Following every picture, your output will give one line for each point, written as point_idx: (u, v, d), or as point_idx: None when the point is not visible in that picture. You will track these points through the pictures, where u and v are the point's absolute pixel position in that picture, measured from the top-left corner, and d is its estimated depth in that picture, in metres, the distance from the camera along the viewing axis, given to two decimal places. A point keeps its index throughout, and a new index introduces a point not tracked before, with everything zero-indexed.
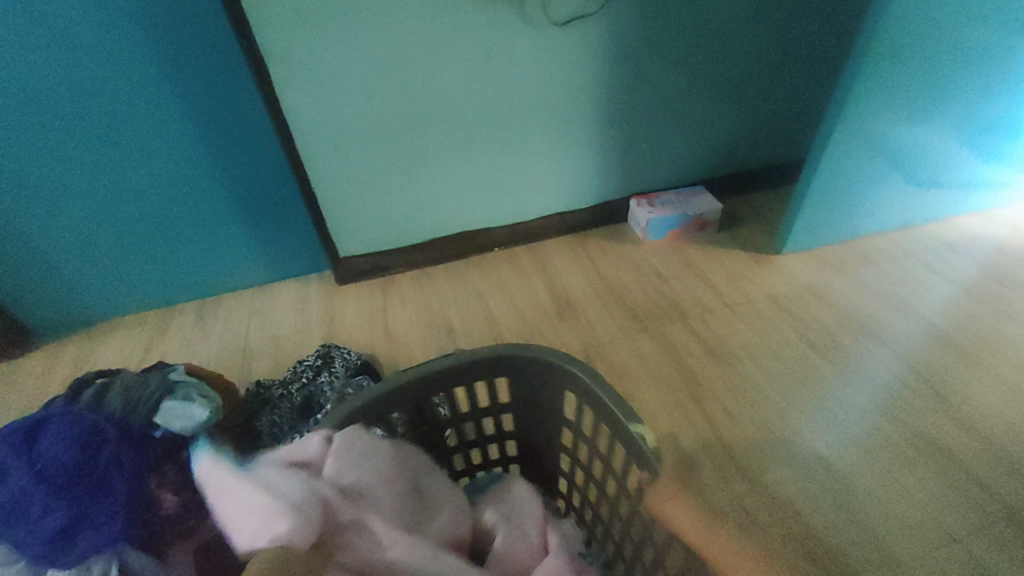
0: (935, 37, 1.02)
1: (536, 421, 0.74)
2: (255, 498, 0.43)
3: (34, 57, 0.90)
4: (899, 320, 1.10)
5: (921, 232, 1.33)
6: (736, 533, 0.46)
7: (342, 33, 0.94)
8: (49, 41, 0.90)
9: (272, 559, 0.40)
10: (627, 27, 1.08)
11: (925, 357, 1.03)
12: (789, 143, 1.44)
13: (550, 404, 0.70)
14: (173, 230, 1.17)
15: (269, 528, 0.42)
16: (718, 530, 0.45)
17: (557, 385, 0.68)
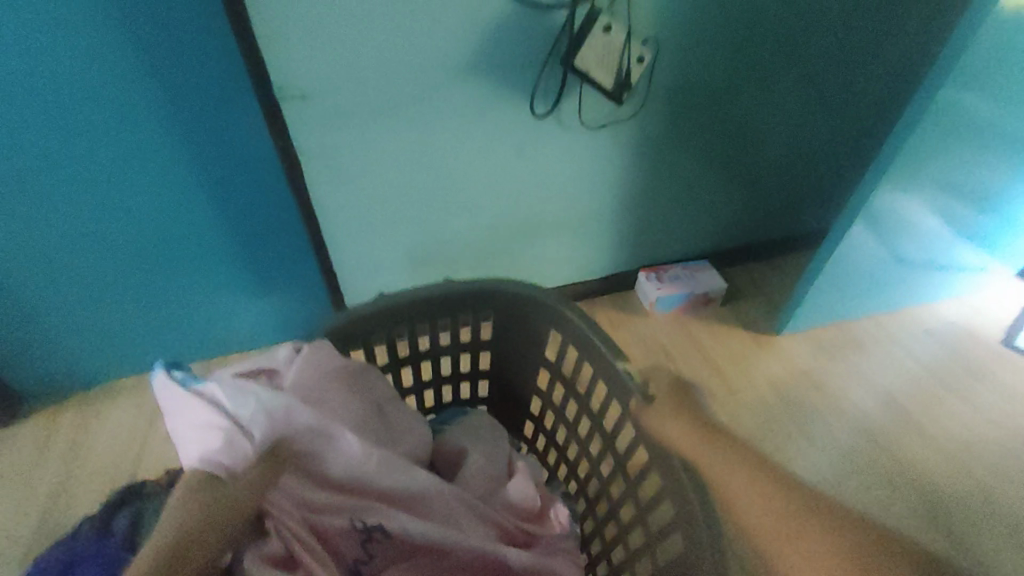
0: (949, 153, 1.07)
1: (518, 359, 0.89)
2: (214, 397, 0.55)
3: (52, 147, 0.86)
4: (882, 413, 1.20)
5: (907, 315, 1.42)
6: (718, 446, 0.59)
7: (377, 130, 0.92)
8: (69, 133, 0.86)
9: (210, 485, 0.51)
10: (655, 128, 1.09)
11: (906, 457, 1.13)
12: (791, 220, 1.50)
13: (530, 340, 0.85)
14: (184, 300, 1.14)
15: (212, 437, 0.53)
16: (702, 442, 0.60)
17: (547, 323, 0.82)
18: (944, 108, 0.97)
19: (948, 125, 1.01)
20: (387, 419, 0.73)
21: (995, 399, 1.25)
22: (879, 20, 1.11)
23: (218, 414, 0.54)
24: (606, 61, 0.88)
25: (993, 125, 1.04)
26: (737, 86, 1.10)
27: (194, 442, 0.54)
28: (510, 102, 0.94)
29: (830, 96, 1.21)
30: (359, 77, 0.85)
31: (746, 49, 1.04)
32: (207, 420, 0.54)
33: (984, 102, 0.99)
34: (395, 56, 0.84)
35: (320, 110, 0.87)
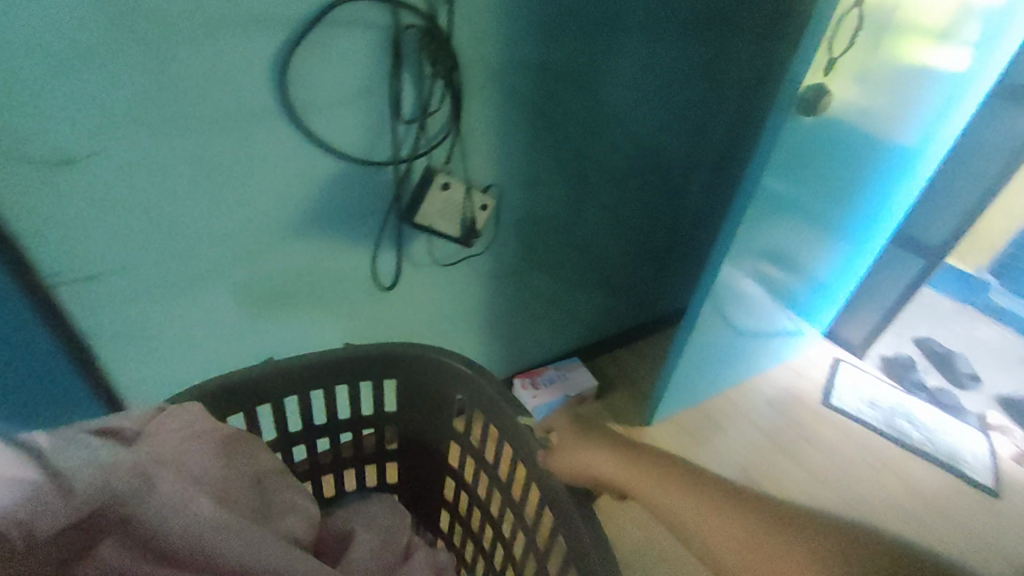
0: (763, 249, 1.21)
1: (422, 421, 0.84)
2: (11, 443, 0.53)
3: None
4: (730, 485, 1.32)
5: (748, 385, 1.60)
6: (638, 466, 0.63)
7: (194, 299, 0.81)
8: None
9: None
10: (509, 254, 1.12)
11: None
12: (645, 309, 1.62)
13: (432, 407, 0.81)
14: None
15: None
16: (619, 467, 0.63)
17: (449, 385, 0.78)
18: (755, 220, 1.09)
19: (760, 231, 1.15)
20: (264, 494, 0.66)
21: (817, 453, 1.44)
22: (690, 150, 1.27)
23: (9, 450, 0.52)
24: (449, 214, 0.88)
25: (789, 225, 1.21)
26: (578, 210, 1.19)
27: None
28: (352, 254, 0.90)
29: (660, 209, 1.35)
30: (164, 251, 0.75)
31: (579, 181, 1.13)
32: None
33: (783, 210, 1.15)
34: (208, 226, 0.76)
35: (117, 288, 0.74)
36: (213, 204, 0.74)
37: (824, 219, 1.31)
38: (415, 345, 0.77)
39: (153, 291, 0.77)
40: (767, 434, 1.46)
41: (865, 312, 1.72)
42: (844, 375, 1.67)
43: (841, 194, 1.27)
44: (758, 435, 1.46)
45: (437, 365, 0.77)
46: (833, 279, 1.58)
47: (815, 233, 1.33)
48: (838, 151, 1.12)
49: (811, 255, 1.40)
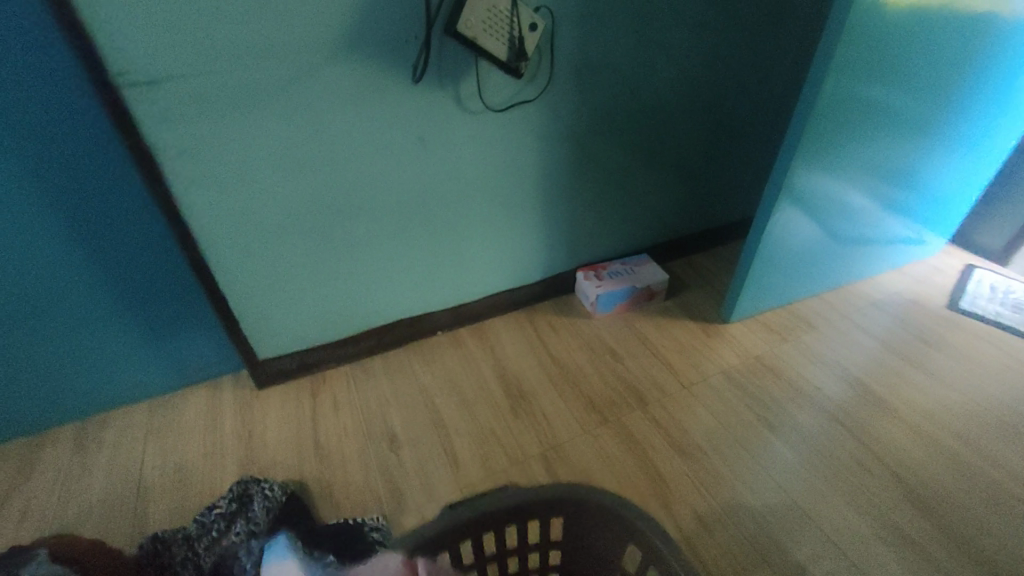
0: (868, 109, 1.03)
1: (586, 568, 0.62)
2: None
3: None
4: (826, 380, 1.13)
5: (851, 291, 1.39)
6: None
7: (247, 119, 0.80)
8: None
9: None
10: (566, 107, 1.03)
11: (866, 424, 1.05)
12: (725, 208, 1.45)
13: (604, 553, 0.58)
14: (39, 347, 0.95)
15: None
16: None
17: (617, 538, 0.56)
18: (852, 63, 0.92)
19: (862, 81, 0.97)
20: None
21: (940, 354, 1.19)
22: None
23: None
24: (494, 28, 0.81)
25: (904, 76, 1.00)
26: (645, 64, 1.06)
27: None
28: (397, 84, 0.86)
29: (742, 72, 1.19)
30: (218, 57, 0.73)
31: (648, 23, 1.00)
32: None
33: (896, 53, 0.95)
34: (250, 31, 0.73)
35: (177, 97, 0.74)
36: (255, 1, 0.71)
37: (954, 75, 1.07)
38: (572, 487, 0.55)
39: (203, 103, 0.76)
40: (872, 334, 1.25)
41: (1014, 207, 1.39)
42: (979, 280, 1.38)
43: (979, 37, 1.02)
44: (861, 336, 1.25)
45: (608, 515, 0.54)
46: (958, 179, 1.34)
47: (932, 112, 1.12)
48: None
49: (928, 140, 1.19)
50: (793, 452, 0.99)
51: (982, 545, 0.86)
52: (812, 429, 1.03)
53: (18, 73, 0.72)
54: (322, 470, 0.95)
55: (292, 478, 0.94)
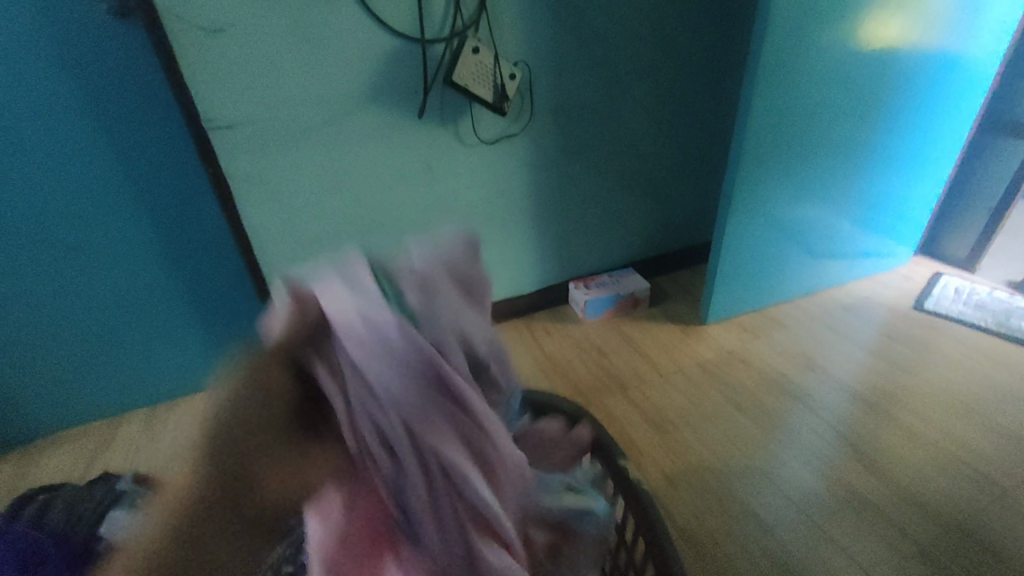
0: (798, 131, 1.24)
1: None
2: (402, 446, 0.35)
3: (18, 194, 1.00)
4: (816, 383, 1.21)
5: (823, 297, 1.53)
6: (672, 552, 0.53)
7: (296, 153, 1.06)
8: (39, 178, 0.99)
9: None
10: (548, 140, 1.27)
11: (842, 415, 1.13)
12: (703, 228, 1.63)
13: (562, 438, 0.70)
14: (126, 339, 1.19)
15: None
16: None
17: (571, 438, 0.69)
18: (772, 94, 1.16)
19: (785, 108, 1.19)
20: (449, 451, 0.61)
21: (918, 353, 1.29)
22: (722, 44, 1.34)
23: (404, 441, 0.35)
24: (481, 78, 1.08)
25: (823, 104, 1.23)
26: (612, 105, 1.29)
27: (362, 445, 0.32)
28: (409, 124, 1.11)
29: (701, 109, 1.41)
30: (278, 107, 1.00)
31: (611, 72, 1.25)
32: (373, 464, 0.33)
33: (808, 86, 1.18)
34: (301, 88, 1.00)
35: (247, 137, 1.01)
36: (307, 66, 0.99)
37: (871, 103, 1.29)
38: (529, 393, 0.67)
39: (265, 142, 1.03)
40: (856, 340, 1.35)
41: (970, 217, 1.55)
42: (945, 284, 1.51)
43: (883, 72, 1.25)
44: (843, 340, 1.35)
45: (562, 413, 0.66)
46: (908, 194, 1.51)
47: (861, 133, 1.33)
48: (860, 21, 1.14)
49: (867, 156, 1.38)
50: (758, 426, 1.10)
51: (927, 501, 0.96)
52: (775, 407, 1.15)
53: (140, 125, 1.00)
54: None
55: None
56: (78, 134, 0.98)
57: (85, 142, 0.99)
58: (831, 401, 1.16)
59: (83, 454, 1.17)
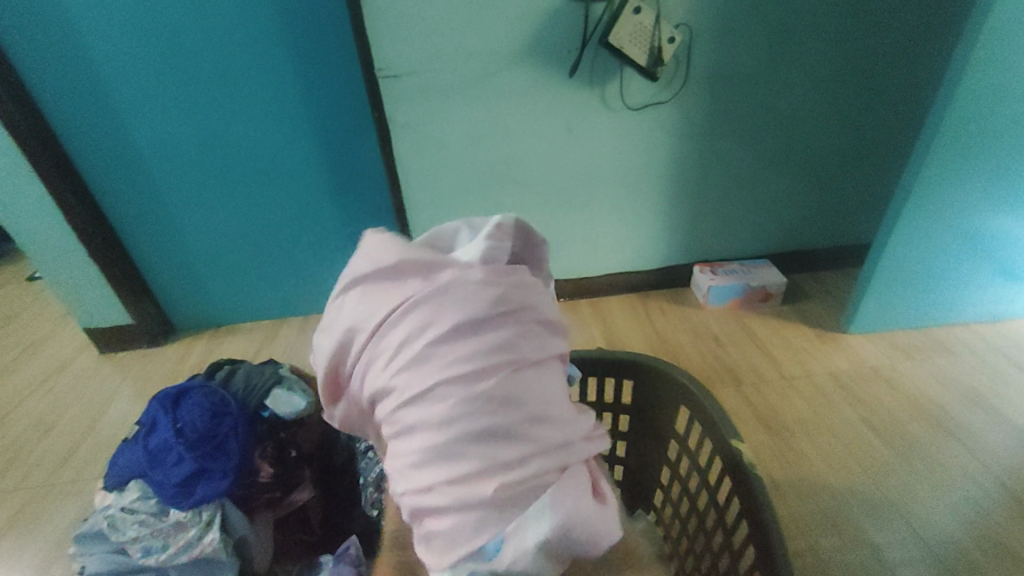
0: (1018, 122, 1.02)
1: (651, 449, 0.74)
2: (401, 398, 0.41)
3: (230, 122, 1.20)
4: (981, 421, 1.04)
5: (1008, 328, 1.28)
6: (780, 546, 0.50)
7: (450, 105, 1.13)
8: (247, 109, 1.19)
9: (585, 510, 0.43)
10: (697, 110, 1.20)
11: (1009, 463, 0.96)
12: (863, 227, 1.44)
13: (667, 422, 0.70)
14: (292, 255, 1.41)
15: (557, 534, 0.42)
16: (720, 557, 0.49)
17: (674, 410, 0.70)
18: (992, 72, 0.96)
19: (1007, 93, 0.99)
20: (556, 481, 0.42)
21: None
22: (931, 12, 1.13)
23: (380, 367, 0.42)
24: (638, 40, 1.05)
25: None
26: (780, 76, 1.17)
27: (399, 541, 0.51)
28: (558, 83, 1.13)
29: (886, 90, 1.22)
30: (441, 59, 1.08)
31: (784, 40, 1.13)
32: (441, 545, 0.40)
33: None
34: (462, 42, 1.06)
35: (411, 87, 1.11)
36: (472, 23, 1.04)
37: None
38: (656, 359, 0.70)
39: (425, 92, 1.11)
40: None
41: None
42: None
43: None
44: None
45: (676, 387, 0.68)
46: None
47: None
48: None
49: None
50: (895, 454, 0.98)
51: None
52: (920, 436, 1.01)
53: (327, 70, 1.15)
54: None
55: None
56: (280, 72, 1.15)
57: (284, 79, 1.16)
58: (998, 444, 0.99)
59: (252, 343, 1.42)
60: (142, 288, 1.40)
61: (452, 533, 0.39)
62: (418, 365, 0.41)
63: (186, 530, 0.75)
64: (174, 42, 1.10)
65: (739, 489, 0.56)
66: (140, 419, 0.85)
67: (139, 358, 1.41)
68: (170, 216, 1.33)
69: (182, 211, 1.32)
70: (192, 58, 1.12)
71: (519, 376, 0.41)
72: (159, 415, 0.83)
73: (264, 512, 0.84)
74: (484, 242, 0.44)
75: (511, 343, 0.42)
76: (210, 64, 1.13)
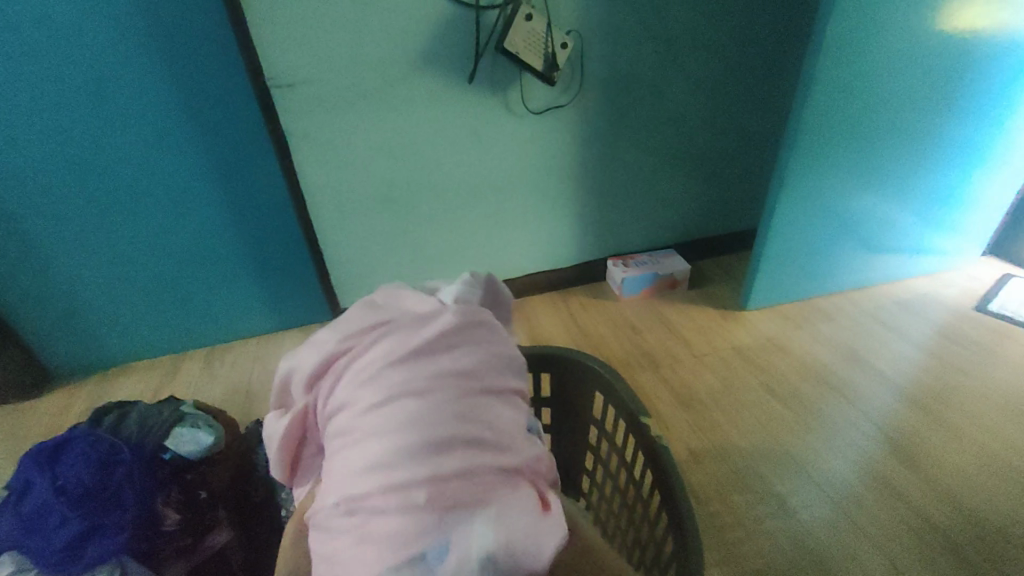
0: (863, 114, 1.18)
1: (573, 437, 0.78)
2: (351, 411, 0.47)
3: (100, 141, 1.08)
4: (857, 374, 1.19)
5: (873, 292, 1.47)
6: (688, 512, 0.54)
7: (352, 114, 1.11)
8: (119, 126, 1.08)
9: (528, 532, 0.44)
10: (595, 112, 1.26)
11: (881, 407, 1.10)
12: (752, 213, 1.59)
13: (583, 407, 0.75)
14: (190, 282, 1.30)
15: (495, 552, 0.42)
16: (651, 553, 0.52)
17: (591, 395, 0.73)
18: (838, 70, 1.10)
19: (852, 88, 1.13)
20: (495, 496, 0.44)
21: (973, 355, 1.24)
22: (785, 20, 1.28)
23: (350, 388, 0.49)
24: (533, 46, 1.09)
25: (894, 86, 1.16)
26: (665, 78, 1.27)
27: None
28: (460, 90, 1.14)
29: (756, 89, 1.36)
30: (337, 66, 1.05)
31: (666, 45, 1.22)
32: (381, 551, 0.40)
33: (880, 66, 1.12)
34: (358, 51, 1.04)
35: (307, 96, 1.06)
36: (366, 31, 1.03)
37: (948, 90, 1.21)
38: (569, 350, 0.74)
39: (323, 102, 1.08)
40: (906, 336, 1.30)
41: None
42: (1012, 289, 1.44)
43: (964, 58, 1.17)
44: (892, 335, 1.31)
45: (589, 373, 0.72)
46: (980, 190, 1.41)
47: (934, 123, 1.25)
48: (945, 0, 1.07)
49: (936, 149, 1.30)
50: (795, 415, 1.08)
51: (964, 498, 0.92)
52: (812, 394, 1.13)
53: (211, 79, 1.07)
54: None
55: None
56: (154, 85, 1.05)
57: (160, 92, 1.06)
58: (871, 393, 1.13)
59: (149, 382, 1.28)
60: (5, 335, 1.22)
61: (398, 532, 0.40)
62: (381, 385, 0.47)
63: None
64: (20, 52, 0.97)
65: (654, 465, 0.59)
66: (10, 482, 0.74)
67: (7, 415, 1.23)
68: (33, 250, 1.17)
69: (48, 243, 1.17)
70: (46, 72, 0.99)
71: (470, 397, 0.48)
72: (35, 473, 0.72)
73: (174, 563, 0.74)
74: (461, 294, 0.57)
75: (465, 370, 0.49)
76: (68, 77, 1.01)
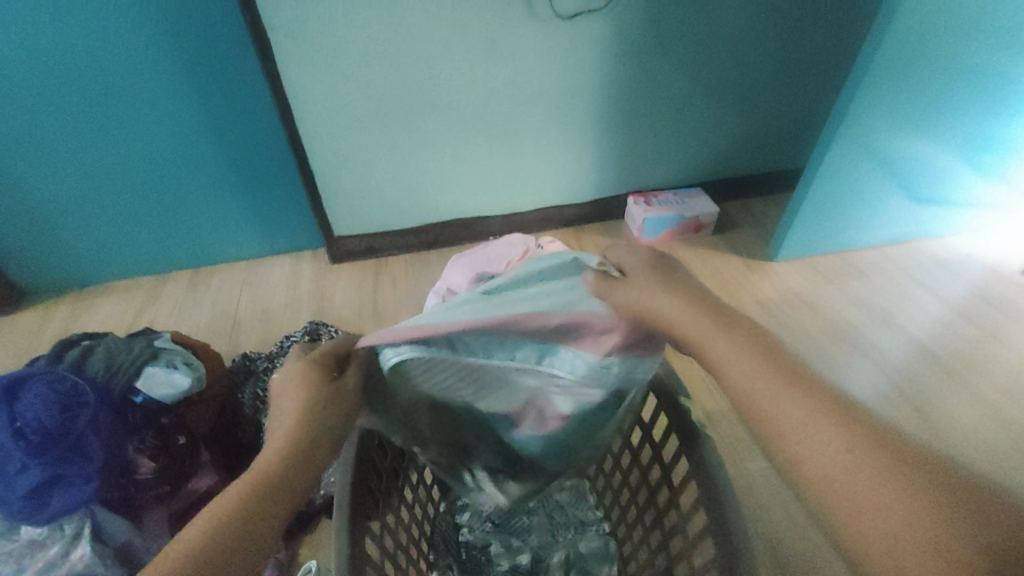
0: (946, 47, 1.00)
1: None
2: None
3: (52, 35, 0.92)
4: (887, 335, 1.11)
5: (912, 248, 1.35)
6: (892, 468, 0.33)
7: (343, 12, 0.93)
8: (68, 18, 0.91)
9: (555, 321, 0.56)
10: (632, 22, 1.07)
11: (907, 370, 1.04)
12: (791, 154, 1.42)
13: None
14: (165, 198, 1.17)
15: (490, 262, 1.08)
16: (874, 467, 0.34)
17: None
18: None
19: (940, 15, 0.94)
20: None
21: (1012, 322, 1.16)
22: None
23: None
24: None
25: (994, 14, 0.97)
26: None
27: (498, 269, 1.06)
28: None
29: (824, 7, 1.15)
30: None
31: None
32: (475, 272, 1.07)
33: None
34: None
35: None
36: None
37: None
38: None
39: None
40: (941, 297, 1.22)
41: None
42: None
43: None
44: (927, 294, 1.22)
45: None
46: None
47: None
48: None
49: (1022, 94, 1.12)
50: None
51: (996, 481, 0.87)
52: (836, 356, 1.06)
53: None
54: (379, 328, 1.12)
55: (352, 331, 1.11)
56: None
57: None
58: (901, 356, 1.06)
59: (129, 305, 1.19)
60: None
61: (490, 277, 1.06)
62: None
63: (44, 549, 0.63)
64: None
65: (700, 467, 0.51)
66: None
67: None
68: None
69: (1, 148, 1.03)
70: None
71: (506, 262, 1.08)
72: None
73: (154, 510, 0.70)
74: None
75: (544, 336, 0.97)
76: None
